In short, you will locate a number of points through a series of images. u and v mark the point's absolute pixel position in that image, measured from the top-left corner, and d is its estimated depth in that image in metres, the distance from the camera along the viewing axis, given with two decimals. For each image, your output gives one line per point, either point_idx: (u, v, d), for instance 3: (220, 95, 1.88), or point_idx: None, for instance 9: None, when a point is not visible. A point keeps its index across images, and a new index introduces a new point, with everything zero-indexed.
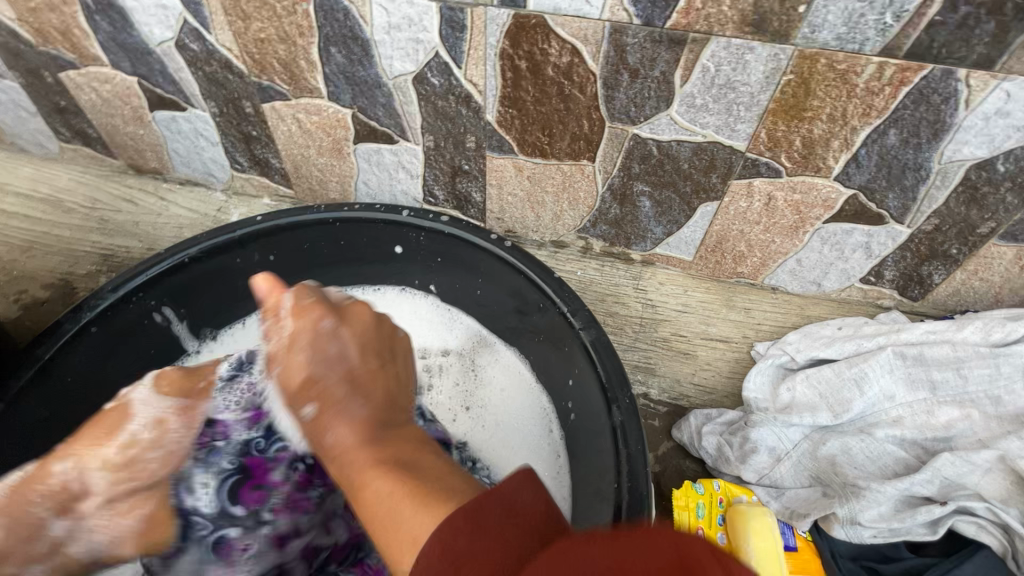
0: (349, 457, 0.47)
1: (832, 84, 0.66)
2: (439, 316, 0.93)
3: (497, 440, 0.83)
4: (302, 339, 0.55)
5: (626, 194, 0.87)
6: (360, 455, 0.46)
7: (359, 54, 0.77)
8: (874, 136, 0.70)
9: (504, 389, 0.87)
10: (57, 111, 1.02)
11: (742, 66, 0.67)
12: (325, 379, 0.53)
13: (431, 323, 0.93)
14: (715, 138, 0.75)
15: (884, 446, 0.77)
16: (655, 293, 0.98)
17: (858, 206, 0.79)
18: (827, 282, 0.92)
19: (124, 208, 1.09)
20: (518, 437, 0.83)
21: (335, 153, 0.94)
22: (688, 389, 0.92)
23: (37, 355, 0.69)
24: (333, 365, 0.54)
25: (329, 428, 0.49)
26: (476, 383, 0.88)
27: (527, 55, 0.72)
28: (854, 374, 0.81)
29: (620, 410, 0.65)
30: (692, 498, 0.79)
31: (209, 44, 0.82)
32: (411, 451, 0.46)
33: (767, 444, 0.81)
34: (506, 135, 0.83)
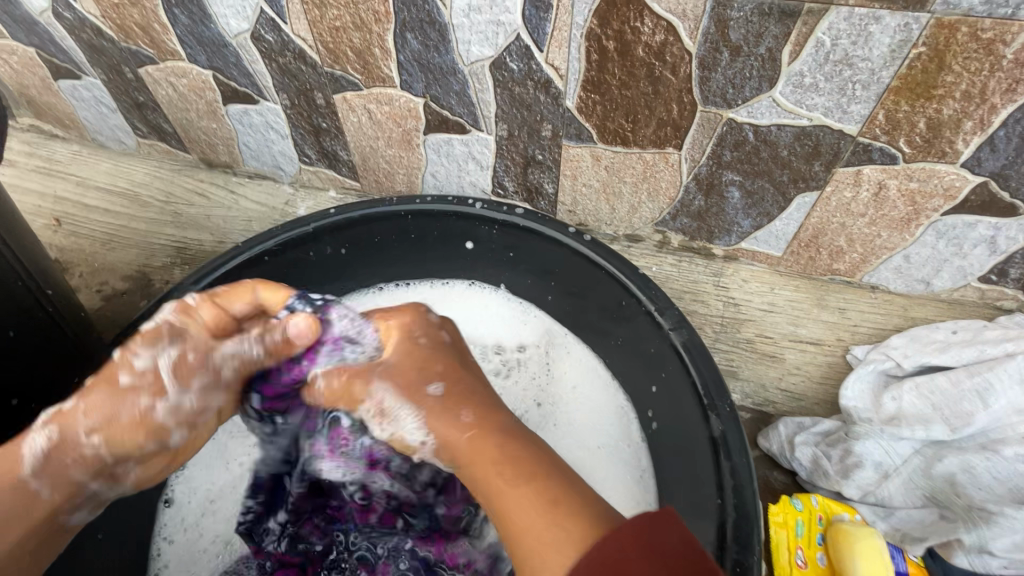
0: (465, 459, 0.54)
1: (973, 57, 0.58)
2: (511, 311, 0.89)
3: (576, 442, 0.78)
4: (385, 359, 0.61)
5: (713, 184, 0.81)
6: (482, 450, 0.53)
7: (435, 39, 0.74)
8: (1018, 115, 0.62)
9: (580, 388, 0.82)
10: (135, 106, 1.04)
11: (864, 38, 0.60)
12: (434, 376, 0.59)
13: (503, 317, 0.88)
14: (822, 122, 0.68)
15: (1014, 466, 0.69)
16: (738, 291, 0.91)
17: (987, 196, 0.70)
18: (938, 280, 0.84)
19: (196, 202, 1.10)
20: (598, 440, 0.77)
21: (404, 144, 0.92)
22: (775, 395, 0.85)
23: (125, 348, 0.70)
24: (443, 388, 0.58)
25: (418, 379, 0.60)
26: (551, 380, 0.83)
27: (616, 35, 0.67)
28: (975, 385, 0.73)
29: (721, 419, 0.60)
30: (791, 514, 0.72)
31: (284, 35, 0.81)
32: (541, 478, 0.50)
33: (873, 458, 0.74)
34: (586, 122, 0.79)
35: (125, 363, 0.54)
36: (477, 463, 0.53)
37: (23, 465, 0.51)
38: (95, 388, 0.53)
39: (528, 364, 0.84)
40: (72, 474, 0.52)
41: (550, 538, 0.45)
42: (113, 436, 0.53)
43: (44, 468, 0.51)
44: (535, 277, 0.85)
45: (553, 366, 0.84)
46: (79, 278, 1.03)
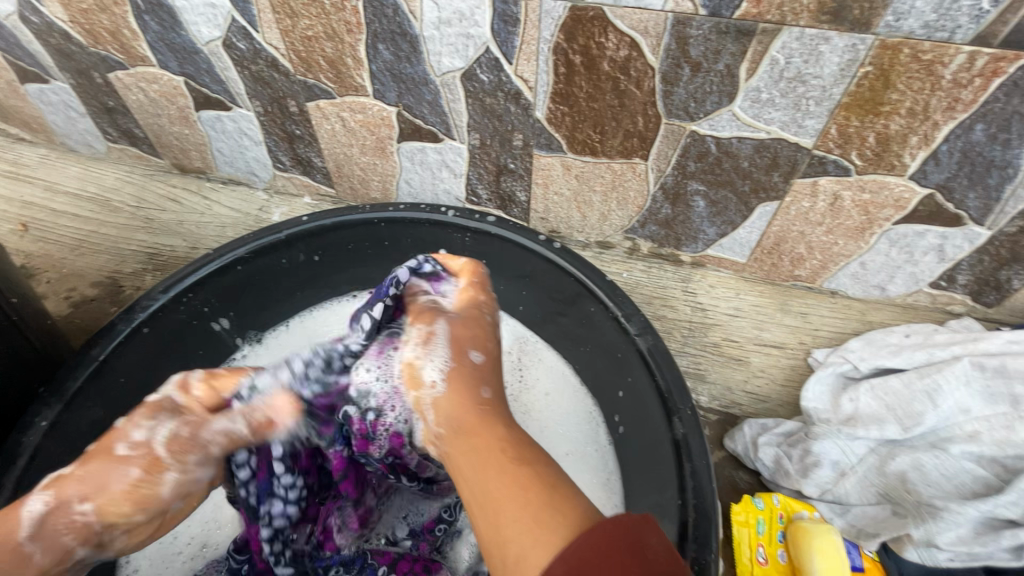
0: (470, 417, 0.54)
1: (915, 76, 0.61)
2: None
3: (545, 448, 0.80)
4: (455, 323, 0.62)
5: (679, 193, 0.84)
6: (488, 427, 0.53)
7: (407, 51, 0.76)
8: (958, 131, 0.65)
9: (549, 394, 0.84)
10: (106, 111, 1.03)
11: (815, 57, 0.62)
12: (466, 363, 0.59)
13: None
14: (779, 135, 0.71)
15: (961, 464, 0.72)
16: (705, 297, 0.94)
17: (934, 206, 0.74)
18: (893, 286, 0.87)
19: (169, 207, 1.10)
20: (567, 444, 0.79)
21: (379, 152, 0.93)
22: (740, 397, 0.88)
23: (93, 356, 0.69)
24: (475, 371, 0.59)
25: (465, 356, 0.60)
26: (521, 387, 0.85)
27: (582, 49, 0.69)
28: (926, 386, 0.76)
29: (682, 421, 0.62)
30: (752, 513, 0.75)
31: (256, 43, 0.81)
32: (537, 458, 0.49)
33: (831, 458, 0.77)
34: (555, 133, 0.81)
35: (125, 434, 0.55)
36: (481, 434, 0.52)
37: (21, 528, 0.49)
38: (95, 456, 0.53)
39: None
40: (62, 543, 0.50)
41: (543, 519, 0.43)
42: (107, 498, 0.51)
43: (39, 533, 0.49)
44: (507, 284, 0.86)
45: (523, 373, 0.86)
46: (45, 284, 1.01)
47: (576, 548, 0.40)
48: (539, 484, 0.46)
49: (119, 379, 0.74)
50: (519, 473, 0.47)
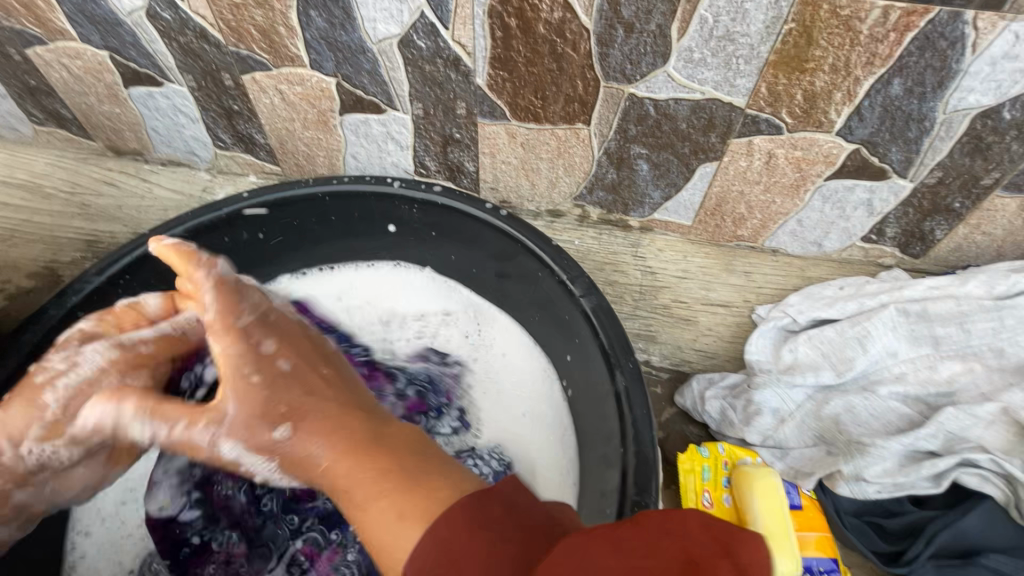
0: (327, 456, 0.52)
1: (835, 32, 0.63)
2: (437, 289, 0.90)
3: (500, 412, 0.81)
4: (243, 357, 0.59)
5: (623, 158, 0.85)
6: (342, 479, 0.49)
7: (340, 17, 0.74)
8: (878, 86, 0.68)
9: (503, 354, 0.85)
10: (28, 92, 0.97)
11: (741, 15, 0.64)
12: (303, 373, 0.60)
13: (430, 293, 0.90)
14: (714, 95, 0.73)
15: (888, 403, 0.77)
16: (654, 260, 0.96)
17: (860, 161, 0.77)
18: (828, 242, 0.91)
19: (106, 192, 1.05)
20: (523, 403, 0.81)
21: (322, 125, 0.91)
22: (689, 355, 0.92)
23: (24, 341, 0.67)
24: (302, 371, 0.60)
25: (283, 367, 0.59)
26: (476, 348, 0.86)
27: (516, 12, 0.69)
28: (856, 333, 0.80)
29: (624, 375, 0.65)
30: (698, 461, 0.79)
31: (182, 13, 0.78)
32: (403, 461, 0.48)
33: (771, 406, 0.81)
34: (497, 100, 0.80)
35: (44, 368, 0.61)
36: (354, 483, 0.48)
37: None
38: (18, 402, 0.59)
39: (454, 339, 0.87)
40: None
41: (409, 512, 0.44)
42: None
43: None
44: (458, 254, 0.87)
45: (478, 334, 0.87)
46: None
47: (450, 521, 0.42)
48: (420, 485, 0.46)
49: None
50: (383, 499, 0.45)
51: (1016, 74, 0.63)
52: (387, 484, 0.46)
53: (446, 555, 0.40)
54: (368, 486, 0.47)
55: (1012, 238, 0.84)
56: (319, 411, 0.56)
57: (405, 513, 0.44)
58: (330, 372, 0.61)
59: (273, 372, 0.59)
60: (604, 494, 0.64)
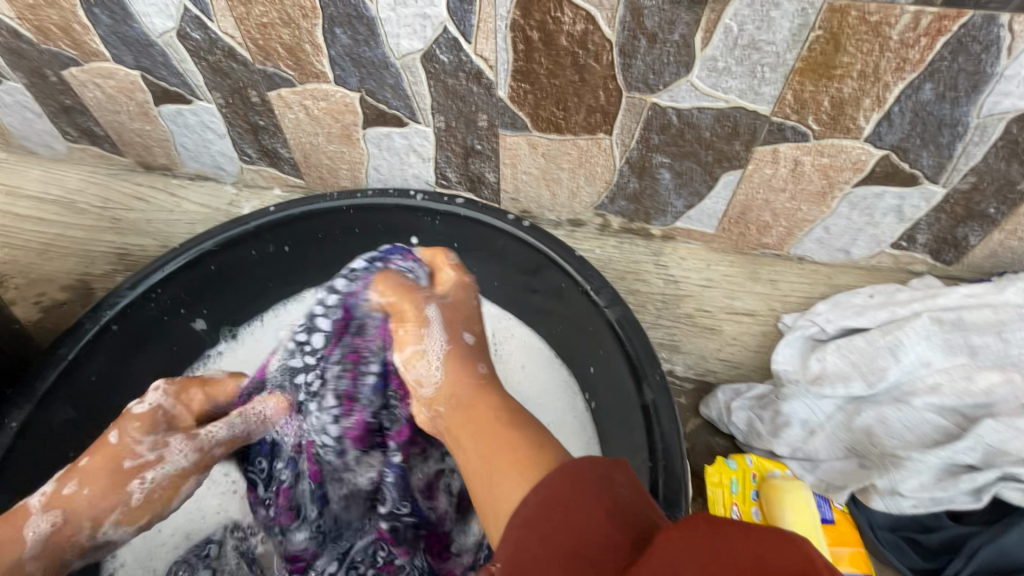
0: (466, 392, 0.63)
1: (864, 38, 0.62)
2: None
3: None
4: (455, 296, 0.73)
5: (645, 167, 0.85)
6: (483, 410, 0.60)
7: (364, 34, 0.75)
8: (908, 91, 0.67)
9: (523, 367, 0.85)
10: (63, 111, 1.01)
11: (767, 23, 0.63)
12: (477, 323, 0.72)
13: None
14: (738, 103, 0.72)
15: (922, 415, 0.75)
16: (676, 269, 0.95)
17: (890, 167, 0.76)
18: (856, 248, 0.90)
19: (136, 206, 1.08)
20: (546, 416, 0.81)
21: (345, 139, 0.92)
22: (714, 365, 0.90)
23: (61, 356, 0.69)
24: (474, 319, 0.72)
25: (471, 305, 0.74)
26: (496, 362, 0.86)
27: (539, 25, 0.69)
28: (888, 343, 0.79)
29: (652, 388, 0.64)
30: (726, 474, 0.77)
31: (211, 33, 0.80)
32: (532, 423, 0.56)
33: (800, 417, 0.79)
34: (519, 111, 0.81)
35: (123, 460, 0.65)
36: (477, 413, 0.60)
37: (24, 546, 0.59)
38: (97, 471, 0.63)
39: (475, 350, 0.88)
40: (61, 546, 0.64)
41: (533, 463, 0.50)
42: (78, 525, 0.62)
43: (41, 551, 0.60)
44: (480, 265, 0.87)
45: (495, 344, 0.87)
46: (14, 290, 1.00)
47: (554, 483, 0.46)
48: (524, 458, 0.51)
49: (91, 378, 0.73)
50: (519, 434, 0.54)
51: None
52: (509, 439, 0.54)
53: (542, 513, 0.45)
54: (491, 434, 0.56)
55: None
56: (482, 362, 0.67)
57: (529, 459, 0.50)
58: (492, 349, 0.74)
59: (462, 304, 0.73)
60: None
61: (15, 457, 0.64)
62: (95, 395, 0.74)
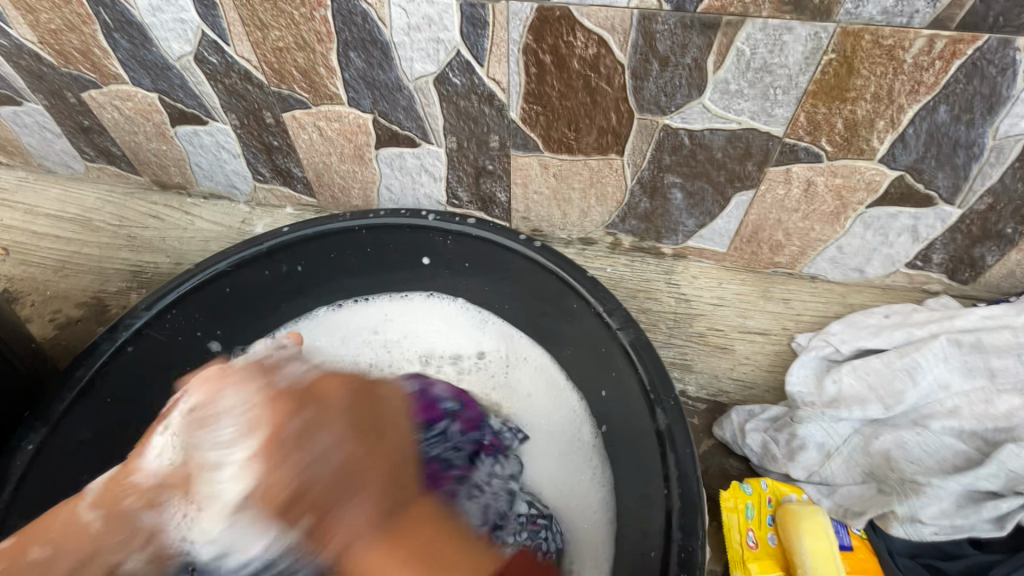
0: (359, 547, 0.42)
1: (878, 61, 0.62)
2: (470, 319, 0.91)
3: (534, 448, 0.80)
4: (264, 429, 0.43)
5: (656, 187, 0.85)
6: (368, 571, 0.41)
7: (379, 57, 0.76)
8: (923, 113, 0.66)
9: (531, 395, 0.84)
10: (81, 131, 1.02)
11: (779, 47, 0.63)
12: (313, 485, 0.42)
13: (463, 330, 0.91)
14: (751, 125, 0.72)
15: (942, 439, 0.74)
16: (688, 287, 0.95)
17: (904, 188, 0.75)
18: (870, 268, 0.89)
19: (151, 224, 1.09)
20: (557, 442, 0.80)
21: (357, 159, 0.93)
22: (727, 385, 0.89)
23: (77, 377, 0.70)
24: (316, 466, 0.42)
25: (308, 458, 0.42)
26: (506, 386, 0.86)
27: (552, 49, 0.70)
28: (905, 364, 0.78)
29: (665, 412, 0.64)
30: (741, 498, 0.76)
31: (228, 57, 0.81)
32: (429, 537, 0.45)
33: (816, 440, 0.78)
34: (531, 132, 0.81)
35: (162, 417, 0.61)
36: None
37: None
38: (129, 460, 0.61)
39: (488, 371, 0.87)
40: None
41: None
42: None
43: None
44: (491, 286, 0.87)
45: (509, 371, 0.87)
46: (28, 307, 1.00)
47: None
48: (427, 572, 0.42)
49: (106, 399, 0.73)
50: (410, 575, 0.41)
51: None
52: (432, 544, 0.45)
53: None
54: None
55: None
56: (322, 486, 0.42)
57: None
58: (394, 445, 0.47)
59: (274, 423, 0.44)
60: (648, 535, 0.62)
61: (30, 478, 0.65)
62: (111, 415, 0.74)
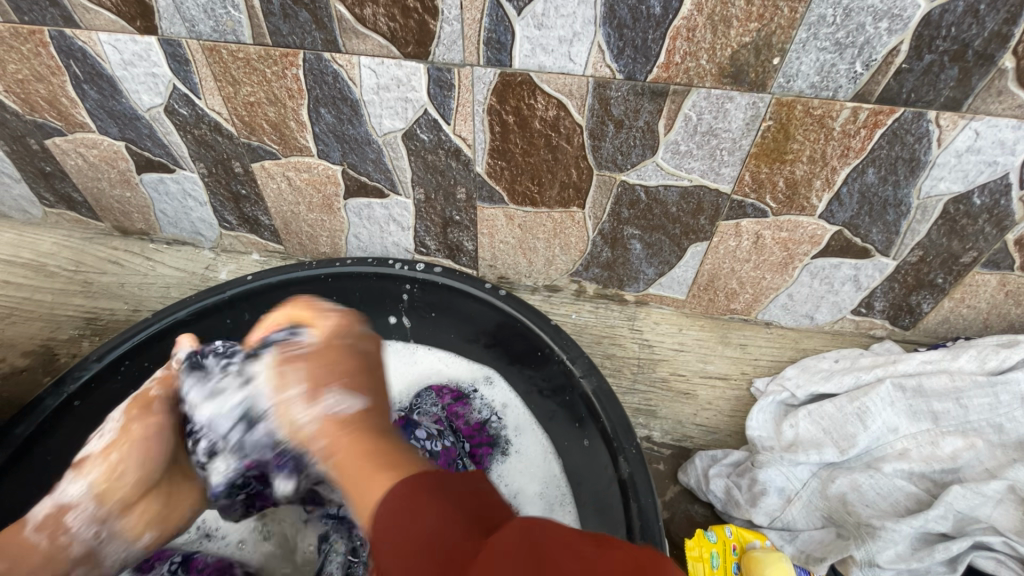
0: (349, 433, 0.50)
1: (810, 128, 0.68)
2: (456, 360, 0.91)
3: (514, 490, 0.79)
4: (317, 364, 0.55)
5: (617, 238, 0.88)
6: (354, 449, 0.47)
7: (348, 114, 0.79)
8: (854, 175, 0.72)
9: (518, 432, 0.83)
10: (42, 176, 1.01)
11: (722, 114, 0.69)
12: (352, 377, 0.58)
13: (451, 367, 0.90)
14: (701, 182, 0.77)
15: (894, 482, 0.76)
16: (650, 333, 0.98)
17: (844, 241, 0.81)
18: (819, 315, 0.94)
19: (109, 270, 1.07)
20: (535, 485, 0.79)
21: (326, 209, 0.95)
22: (691, 430, 0.90)
23: (16, 434, 0.67)
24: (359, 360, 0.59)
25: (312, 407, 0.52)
26: (504, 415, 0.85)
27: (514, 110, 0.74)
28: (856, 409, 0.81)
29: (628, 461, 0.66)
30: (706, 547, 0.75)
31: (199, 109, 0.83)
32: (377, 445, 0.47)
33: (777, 484, 0.79)
34: (496, 186, 0.84)
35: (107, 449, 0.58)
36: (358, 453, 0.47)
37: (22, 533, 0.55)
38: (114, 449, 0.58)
39: (472, 404, 0.85)
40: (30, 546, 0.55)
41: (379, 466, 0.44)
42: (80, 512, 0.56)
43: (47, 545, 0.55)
44: (458, 332, 0.89)
45: (505, 411, 0.85)
46: None
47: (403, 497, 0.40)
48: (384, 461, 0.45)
49: (47, 458, 0.71)
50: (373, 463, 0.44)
51: (981, 164, 0.68)
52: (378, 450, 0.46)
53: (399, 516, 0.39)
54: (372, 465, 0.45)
55: (998, 311, 0.86)
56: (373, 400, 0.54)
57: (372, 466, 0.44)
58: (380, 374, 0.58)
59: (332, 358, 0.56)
60: None
61: None
62: (48, 476, 0.71)
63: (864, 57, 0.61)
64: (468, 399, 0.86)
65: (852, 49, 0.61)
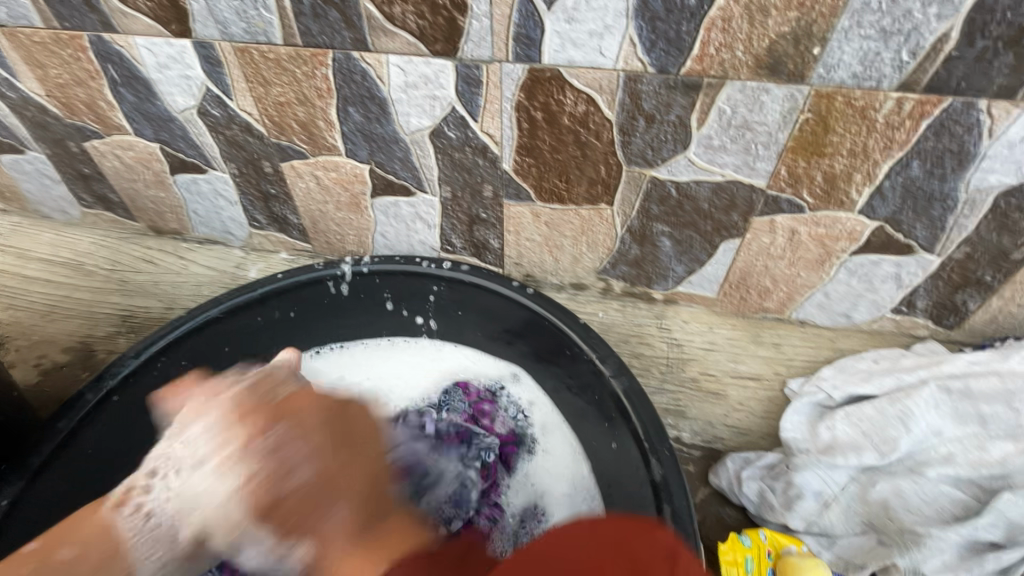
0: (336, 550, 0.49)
1: (851, 120, 0.66)
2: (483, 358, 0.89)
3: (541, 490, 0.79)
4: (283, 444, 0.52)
5: (646, 235, 0.87)
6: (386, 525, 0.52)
7: (376, 112, 0.79)
8: (898, 168, 0.69)
9: (545, 432, 0.82)
10: (81, 178, 1.04)
11: (759, 107, 0.67)
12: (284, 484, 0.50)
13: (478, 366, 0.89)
14: (735, 177, 0.75)
15: (938, 487, 0.74)
16: (679, 332, 0.96)
17: (885, 237, 0.78)
18: (857, 313, 0.91)
19: (144, 269, 1.09)
20: (563, 486, 0.78)
21: (353, 208, 0.95)
22: (722, 432, 0.88)
23: (59, 429, 0.70)
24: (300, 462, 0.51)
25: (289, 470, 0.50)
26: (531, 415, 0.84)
27: (542, 106, 0.73)
28: (897, 411, 0.78)
29: (660, 463, 0.66)
30: (740, 551, 0.73)
31: (230, 110, 0.84)
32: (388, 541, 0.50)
33: (813, 488, 0.77)
34: (523, 183, 0.84)
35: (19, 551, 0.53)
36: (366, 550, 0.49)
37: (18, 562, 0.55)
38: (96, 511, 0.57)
39: (500, 402, 0.85)
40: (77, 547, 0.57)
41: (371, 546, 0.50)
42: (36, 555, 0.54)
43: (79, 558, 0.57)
44: (485, 330, 0.88)
45: (532, 411, 0.84)
46: (15, 353, 0.99)
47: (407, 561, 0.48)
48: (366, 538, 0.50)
49: (87, 451, 0.73)
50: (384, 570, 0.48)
51: None
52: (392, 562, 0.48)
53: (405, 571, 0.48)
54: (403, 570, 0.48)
55: None
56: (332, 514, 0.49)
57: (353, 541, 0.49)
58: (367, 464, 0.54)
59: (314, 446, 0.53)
60: None
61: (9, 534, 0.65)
62: (90, 468, 0.74)
63: (911, 44, 0.59)
64: (496, 397, 0.86)
65: (898, 37, 0.58)
